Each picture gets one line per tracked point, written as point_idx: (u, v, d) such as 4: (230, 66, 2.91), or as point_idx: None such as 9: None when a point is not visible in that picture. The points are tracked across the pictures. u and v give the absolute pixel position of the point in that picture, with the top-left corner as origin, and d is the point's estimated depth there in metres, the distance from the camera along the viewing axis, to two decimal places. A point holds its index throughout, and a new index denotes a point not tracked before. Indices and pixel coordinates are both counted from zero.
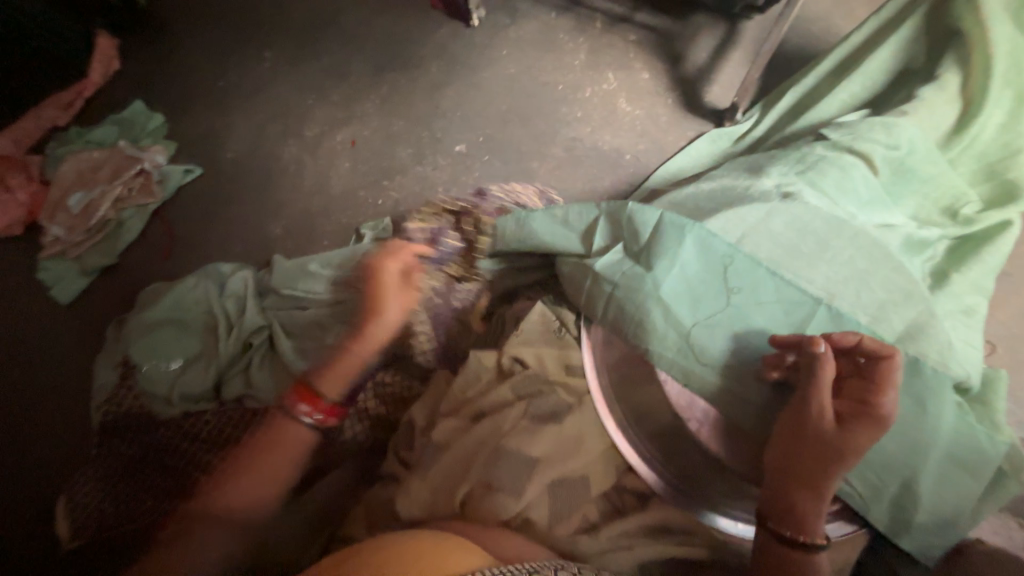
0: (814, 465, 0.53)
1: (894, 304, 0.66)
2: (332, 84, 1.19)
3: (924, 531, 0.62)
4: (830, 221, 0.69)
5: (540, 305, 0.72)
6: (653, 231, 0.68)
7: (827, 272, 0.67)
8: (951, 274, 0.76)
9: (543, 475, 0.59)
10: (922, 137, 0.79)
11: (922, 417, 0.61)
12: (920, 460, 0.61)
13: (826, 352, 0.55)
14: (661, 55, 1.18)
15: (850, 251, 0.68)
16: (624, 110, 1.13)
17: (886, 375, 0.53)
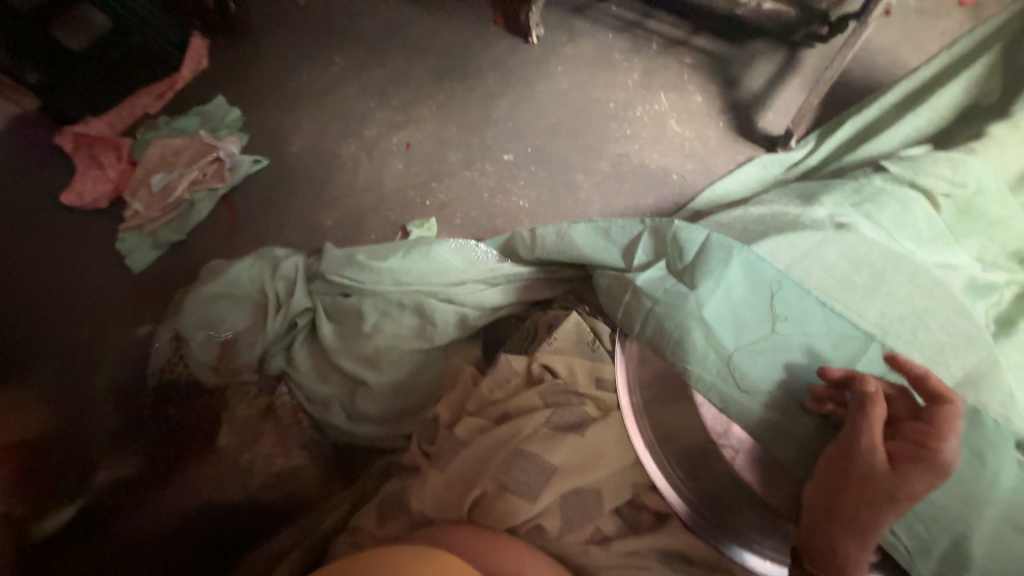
0: (862, 510, 0.50)
1: (953, 348, 0.62)
2: (392, 90, 1.25)
3: None
4: (887, 255, 0.66)
5: (576, 316, 0.75)
6: (699, 251, 0.68)
7: (881, 307, 0.64)
8: (1019, 323, 0.71)
9: (558, 485, 0.59)
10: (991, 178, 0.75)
11: (977, 471, 0.57)
12: (971, 517, 0.57)
13: (878, 392, 0.53)
14: (717, 78, 1.17)
15: (909, 289, 0.65)
16: (674, 130, 1.13)
17: (948, 421, 0.50)
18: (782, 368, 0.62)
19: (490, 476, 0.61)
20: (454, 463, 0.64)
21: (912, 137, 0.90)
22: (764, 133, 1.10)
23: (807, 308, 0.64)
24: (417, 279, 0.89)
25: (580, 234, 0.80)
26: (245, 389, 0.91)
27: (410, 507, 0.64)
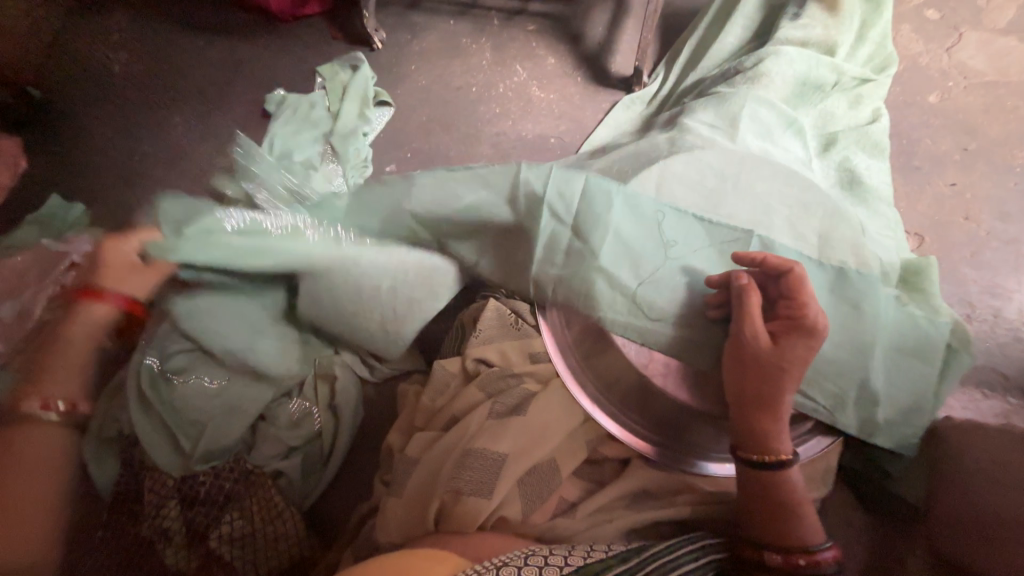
0: (764, 388, 0.55)
1: (811, 222, 0.69)
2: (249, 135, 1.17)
3: (891, 423, 0.66)
4: (738, 160, 0.73)
5: (493, 300, 0.74)
6: (584, 198, 0.66)
7: (745, 205, 0.70)
8: (862, 182, 0.82)
9: (512, 472, 0.59)
10: (802, 68, 0.86)
11: (861, 320, 0.64)
12: (870, 358, 0.64)
13: (750, 283, 0.58)
14: (562, 38, 1.20)
15: (766, 185, 0.71)
16: (538, 97, 1.15)
17: (801, 285, 0.56)
18: (689, 286, 0.66)
19: (444, 484, 0.60)
20: (410, 485, 0.63)
21: (739, 43, 0.98)
22: (620, 75, 1.15)
23: (687, 224, 0.68)
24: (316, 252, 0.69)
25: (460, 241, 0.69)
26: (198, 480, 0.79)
27: (379, 543, 0.62)
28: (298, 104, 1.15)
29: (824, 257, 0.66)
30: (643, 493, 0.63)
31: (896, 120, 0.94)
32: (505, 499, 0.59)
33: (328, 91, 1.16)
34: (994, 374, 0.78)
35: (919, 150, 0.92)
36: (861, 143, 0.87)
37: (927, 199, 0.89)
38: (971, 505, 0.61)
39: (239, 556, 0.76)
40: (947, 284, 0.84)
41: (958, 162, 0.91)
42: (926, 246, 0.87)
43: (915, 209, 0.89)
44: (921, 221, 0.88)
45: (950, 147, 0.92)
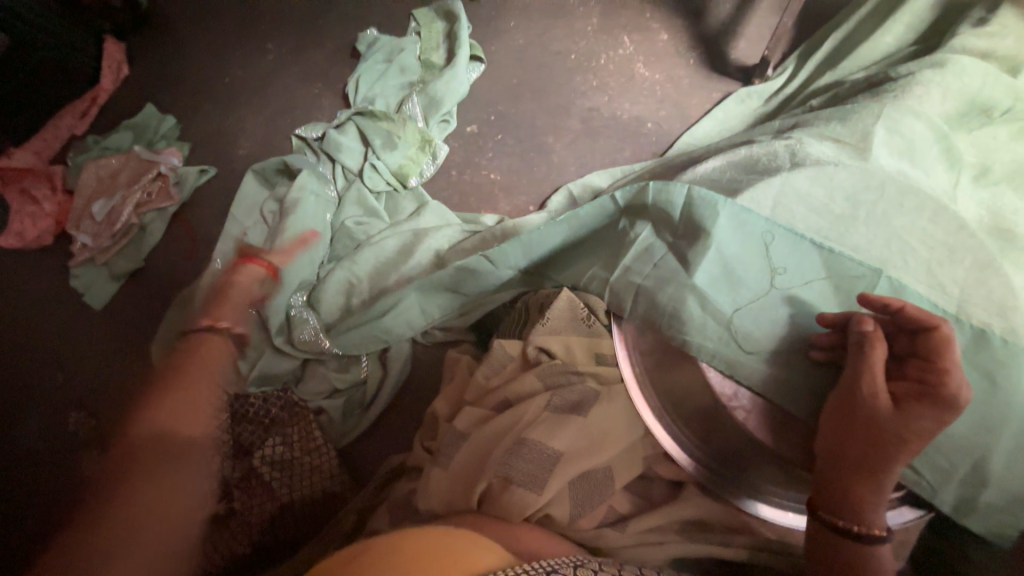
0: (870, 453, 0.49)
1: (950, 271, 0.59)
2: (337, 72, 1.15)
3: (995, 513, 0.58)
4: (874, 183, 0.63)
5: (567, 291, 0.70)
6: (685, 209, 0.62)
7: (876, 240, 0.60)
8: (1020, 231, 0.69)
9: (564, 473, 0.56)
10: (975, 85, 0.72)
11: (991, 394, 0.56)
12: (994, 439, 0.56)
13: (876, 331, 0.50)
14: (680, 12, 1.08)
15: (907, 222, 0.61)
16: (642, 75, 1.05)
17: (946, 348, 0.48)
18: (791, 320, 0.59)
19: (493, 468, 0.58)
20: (456, 460, 0.62)
21: (895, 45, 0.84)
22: (738, 64, 1.03)
23: (802, 253, 0.60)
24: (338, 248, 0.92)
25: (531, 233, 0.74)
26: (246, 400, 0.81)
27: (417, 508, 0.62)
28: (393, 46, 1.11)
29: (958, 316, 0.57)
30: (699, 522, 0.59)
31: None
32: (554, 498, 0.56)
33: (425, 38, 1.12)
34: None
35: None
36: None
37: None
38: None
39: (275, 478, 0.77)
40: None
41: None
42: None
43: None
44: None
45: None
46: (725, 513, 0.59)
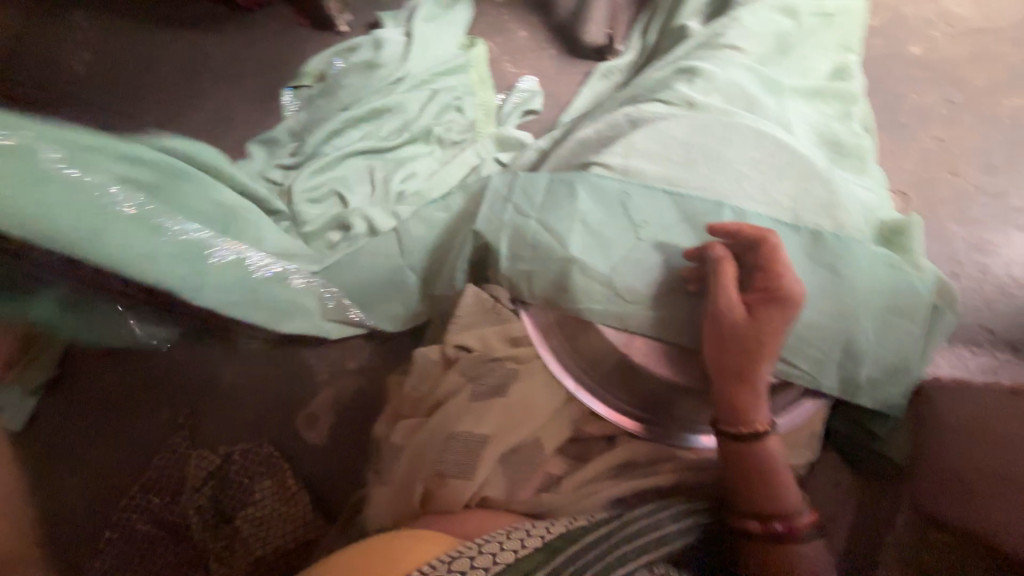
0: (743, 361, 0.56)
1: (784, 187, 0.68)
2: (217, 127, 1.17)
3: (877, 385, 0.67)
4: (706, 127, 0.70)
5: (472, 286, 0.72)
6: (547, 191, 0.70)
7: (721, 176, 0.68)
8: (840, 141, 0.80)
9: (493, 451, 0.59)
10: (768, 29, 0.83)
11: (838, 281, 0.65)
12: (852, 321, 0.65)
13: (724, 256, 0.59)
14: (530, 9, 1.16)
15: (739, 155, 0.69)
16: (510, 73, 1.12)
17: (773, 255, 0.57)
18: (666, 263, 0.66)
19: (428, 466, 0.59)
20: (395, 472, 0.62)
21: None
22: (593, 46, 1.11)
23: (660, 203, 0.67)
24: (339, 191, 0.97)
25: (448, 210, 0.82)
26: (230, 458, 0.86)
27: (368, 530, 0.62)
28: (367, 64, 1.10)
29: (798, 225, 0.66)
30: (631, 464, 0.63)
31: (878, 74, 0.91)
32: (488, 476, 0.58)
33: (390, 45, 1.11)
34: (985, 333, 0.76)
35: (901, 104, 0.89)
36: (836, 102, 0.85)
37: (910, 155, 0.87)
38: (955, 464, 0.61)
39: (252, 533, 0.79)
40: (938, 242, 0.81)
41: (943, 116, 0.88)
42: (914, 204, 0.84)
43: (898, 167, 0.86)
44: (906, 179, 0.85)
45: (934, 100, 0.89)
46: (650, 448, 0.63)
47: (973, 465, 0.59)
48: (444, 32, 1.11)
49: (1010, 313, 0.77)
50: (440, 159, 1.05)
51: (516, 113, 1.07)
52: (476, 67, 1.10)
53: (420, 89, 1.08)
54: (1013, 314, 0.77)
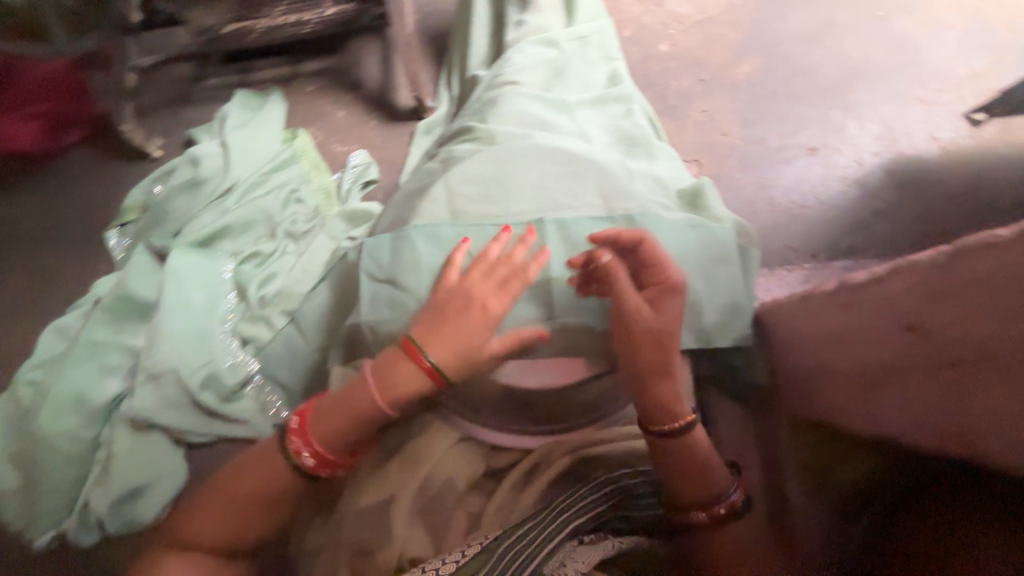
0: (665, 346, 0.65)
1: (584, 186, 0.77)
2: (47, 291, 1.10)
3: (723, 323, 0.76)
4: (506, 155, 0.79)
5: (335, 367, 0.75)
6: (389, 251, 0.74)
7: (530, 193, 0.76)
8: (625, 133, 0.94)
9: (403, 507, 0.63)
10: (540, 61, 0.96)
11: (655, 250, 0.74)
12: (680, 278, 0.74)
13: (614, 262, 0.68)
14: (342, 88, 1.22)
15: (537, 173, 0.78)
16: (340, 151, 1.17)
17: (653, 251, 0.68)
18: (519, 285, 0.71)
19: (348, 545, 0.63)
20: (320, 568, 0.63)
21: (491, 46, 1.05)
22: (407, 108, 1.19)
23: (488, 234, 0.74)
24: (213, 300, 0.96)
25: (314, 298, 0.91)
26: None
27: None
28: (189, 183, 1.06)
29: (609, 213, 0.75)
30: (538, 470, 0.67)
31: (641, 72, 1.09)
32: (406, 533, 0.62)
33: (208, 159, 1.08)
34: (787, 251, 0.92)
35: (666, 90, 1.07)
36: (615, 100, 0.98)
37: (685, 129, 1.03)
38: (808, 366, 0.66)
39: None
40: (730, 191, 0.97)
41: (701, 92, 1.06)
42: (704, 168, 1.00)
43: (681, 141, 1.03)
44: (692, 149, 1.02)
45: (690, 81, 1.07)
46: (546, 446, 0.69)
47: (811, 366, 0.65)
48: (262, 131, 1.12)
49: (801, 231, 0.92)
50: (298, 252, 1.05)
51: (355, 186, 1.10)
52: (305, 155, 1.13)
53: (255, 191, 1.07)
54: (802, 230, 0.92)
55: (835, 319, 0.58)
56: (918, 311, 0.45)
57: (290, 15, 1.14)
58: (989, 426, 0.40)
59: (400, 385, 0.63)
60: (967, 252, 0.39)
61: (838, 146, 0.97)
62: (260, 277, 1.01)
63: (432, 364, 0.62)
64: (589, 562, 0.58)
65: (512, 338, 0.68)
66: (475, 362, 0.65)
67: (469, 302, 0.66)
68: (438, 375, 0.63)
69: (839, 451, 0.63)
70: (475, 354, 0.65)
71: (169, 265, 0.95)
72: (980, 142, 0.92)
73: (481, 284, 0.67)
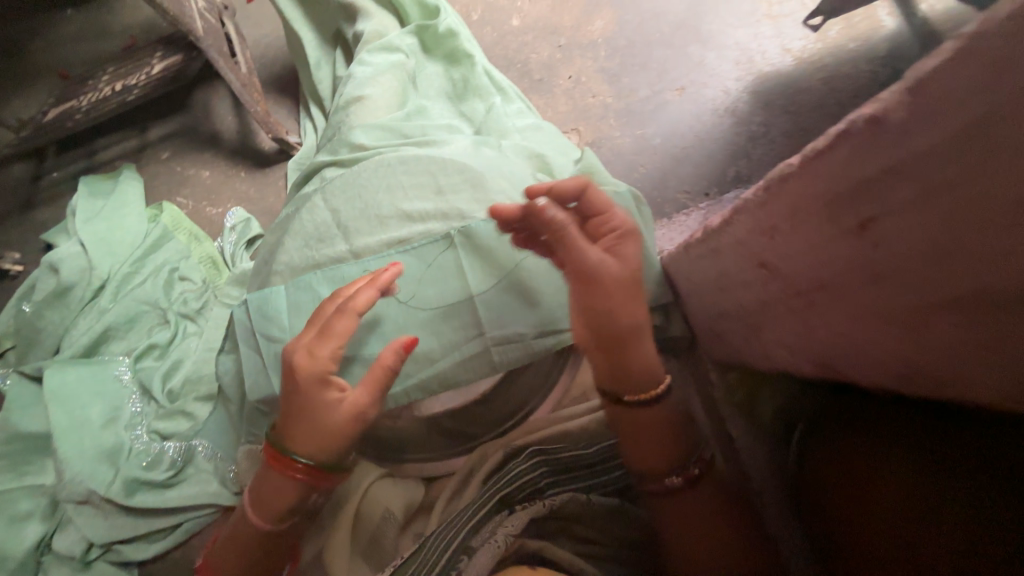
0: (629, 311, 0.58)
1: (482, 183, 0.69)
2: None
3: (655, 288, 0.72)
4: (392, 168, 0.71)
5: (243, 445, 0.70)
6: (290, 308, 0.63)
7: (428, 205, 0.68)
8: (490, 119, 0.89)
9: (339, 541, 0.60)
10: (389, 69, 0.90)
11: None
12: None
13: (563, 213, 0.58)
14: (201, 147, 1.14)
15: (443, 188, 0.69)
16: (216, 214, 1.10)
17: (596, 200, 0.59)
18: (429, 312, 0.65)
19: None
20: None
21: (336, 69, 1.00)
22: (275, 151, 1.11)
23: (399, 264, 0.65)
24: (117, 408, 0.88)
25: (223, 378, 0.81)
26: None
27: None
28: (54, 292, 0.96)
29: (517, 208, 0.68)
30: (472, 475, 0.64)
31: (499, 53, 1.05)
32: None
33: (70, 260, 0.98)
34: (682, 197, 0.91)
35: (526, 65, 1.04)
36: (476, 85, 0.93)
37: (556, 99, 1.01)
38: (704, 312, 0.65)
39: None
40: (612, 152, 0.96)
41: (562, 59, 1.03)
42: (583, 135, 0.98)
43: (556, 113, 1.00)
44: (569, 118, 0.99)
45: (549, 51, 1.04)
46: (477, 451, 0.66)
47: (707, 312, 0.64)
48: (124, 215, 1.04)
49: (688, 173, 0.92)
50: (199, 332, 0.97)
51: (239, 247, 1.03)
52: (179, 228, 1.05)
53: (132, 282, 0.98)
54: (689, 171, 0.92)
55: (709, 270, 0.57)
56: (764, 249, 0.43)
57: (114, 83, 1.05)
58: (852, 348, 0.39)
59: (273, 493, 0.56)
60: (777, 184, 0.38)
61: (704, 81, 0.97)
62: (161, 370, 0.92)
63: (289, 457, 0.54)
64: (518, 526, 0.57)
65: (376, 378, 0.56)
66: (339, 424, 0.54)
67: (303, 369, 0.54)
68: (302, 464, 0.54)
69: (758, 386, 0.67)
70: (334, 420, 0.54)
71: (48, 385, 0.87)
72: (828, 44, 0.94)
73: (313, 343, 0.56)
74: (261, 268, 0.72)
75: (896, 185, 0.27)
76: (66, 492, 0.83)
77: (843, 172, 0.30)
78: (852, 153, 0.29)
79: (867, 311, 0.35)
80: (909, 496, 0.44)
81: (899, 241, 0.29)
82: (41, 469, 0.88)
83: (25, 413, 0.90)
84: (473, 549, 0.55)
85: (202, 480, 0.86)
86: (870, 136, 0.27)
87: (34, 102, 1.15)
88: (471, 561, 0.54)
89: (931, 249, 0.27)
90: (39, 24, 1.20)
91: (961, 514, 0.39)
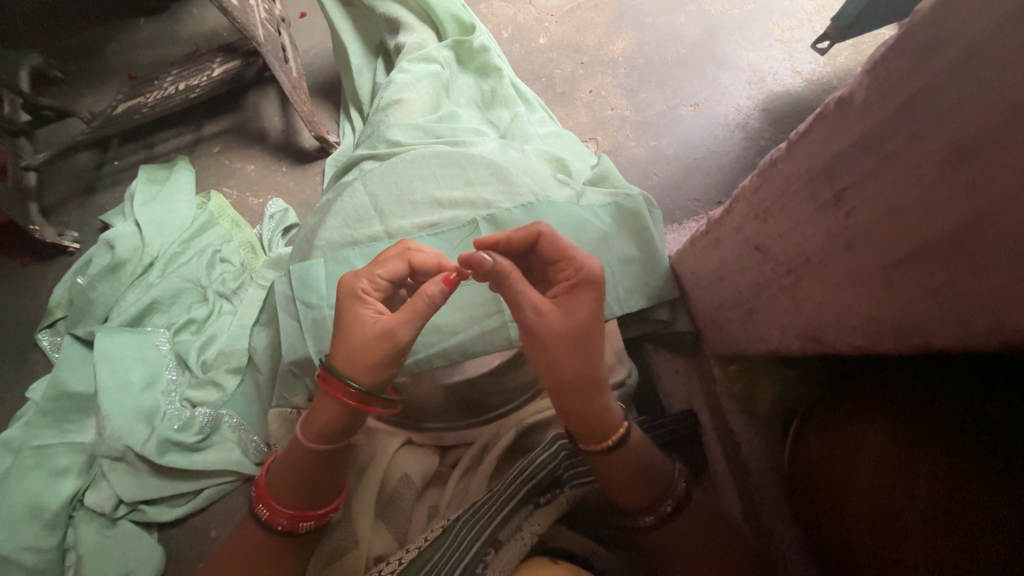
0: (589, 347, 0.56)
1: (506, 176, 0.76)
2: None
3: (664, 282, 0.76)
4: (425, 159, 0.78)
5: (273, 408, 0.74)
6: (328, 280, 0.70)
7: (457, 195, 0.75)
8: (514, 125, 0.97)
9: (366, 515, 0.64)
10: (426, 76, 0.98)
11: (590, 230, 0.75)
12: (618, 249, 0.76)
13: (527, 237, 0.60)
14: (248, 143, 1.24)
15: (471, 181, 0.76)
16: (258, 204, 1.19)
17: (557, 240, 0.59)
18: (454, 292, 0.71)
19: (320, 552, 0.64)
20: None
21: (377, 77, 1.10)
22: (315, 149, 1.21)
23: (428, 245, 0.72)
24: (155, 374, 0.95)
25: (255, 348, 0.87)
26: None
27: None
28: (108, 266, 1.05)
29: (538, 199, 0.74)
30: (486, 451, 0.69)
31: (525, 68, 1.14)
32: (372, 537, 0.63)
33: (124, 239, 1.07)
34: (693, 204, 0.96)
35: (550, 78, 1.12)
36: (504, 94, 1.01)
37: (576, 110, 1.08)
38: (708, 305, 0.69)
39: None
40: (627, 159, 1.02)
41: (584, 74, 1.11)
42: (601, 144, 1.05)
43: (575, 123, 1.07)
44: (588, 128, 1.06)
45: (572, 67, 1.12)
46: (491, 427, 0.72)
47: (711, 305, 0.68)
48: (175, 202, 1.14)
49: (699, 182, 0.97)
50: (234, 310, 1.04)
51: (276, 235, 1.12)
52: (223, 216, 1.14)
53: (178, 262, 1.07)
54: (700, 180, 0.97)
55: (711, 261, 0.62)
56: (759, 233, 0.48)
57: (177, 84, 1.16)
58: (832, 318, 0.43)
59: (318, 406, 0.60)
60: (768, 168, 0.43)
61: (716, 98, 1.03)
62: (197, 342, 0.99)
63: (326, 368, 0.58)
64: (543, 525, 0.61)
65: (411, 305, 0.56)
66: (370, 340, 0.56)
67: (344, 286, 0.60)
68: (337, 379, 0.57)
69: (757, 380, 0.70)
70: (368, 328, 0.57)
71: (97, 348, 0.94)
72: (836, 69, 1.01)
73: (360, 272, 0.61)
74: (302, 246, 0.79)
75: (856, 159, 0.33)
76: (105, 448, 0.89)
77: (817, 150, 0.36)
78: (828, 131, 0.35)
79: (845, 275, 0.39)
80: (889, 463, 0.46)
81: (866, 204, 0.34)
82: (83, 427, 0.95)
83: (72, 375, 0.97)
84: (500, 544, 0.58)
85: (228, 448, 0.91)
86: (841, 113, 0.33)
87: (105, 99, 1.28)
88: (497, 556, 0.57)
89: (891, 202, 0.32)
90: (115, 30, 1.34)
91: (946, 472, 0.42)
